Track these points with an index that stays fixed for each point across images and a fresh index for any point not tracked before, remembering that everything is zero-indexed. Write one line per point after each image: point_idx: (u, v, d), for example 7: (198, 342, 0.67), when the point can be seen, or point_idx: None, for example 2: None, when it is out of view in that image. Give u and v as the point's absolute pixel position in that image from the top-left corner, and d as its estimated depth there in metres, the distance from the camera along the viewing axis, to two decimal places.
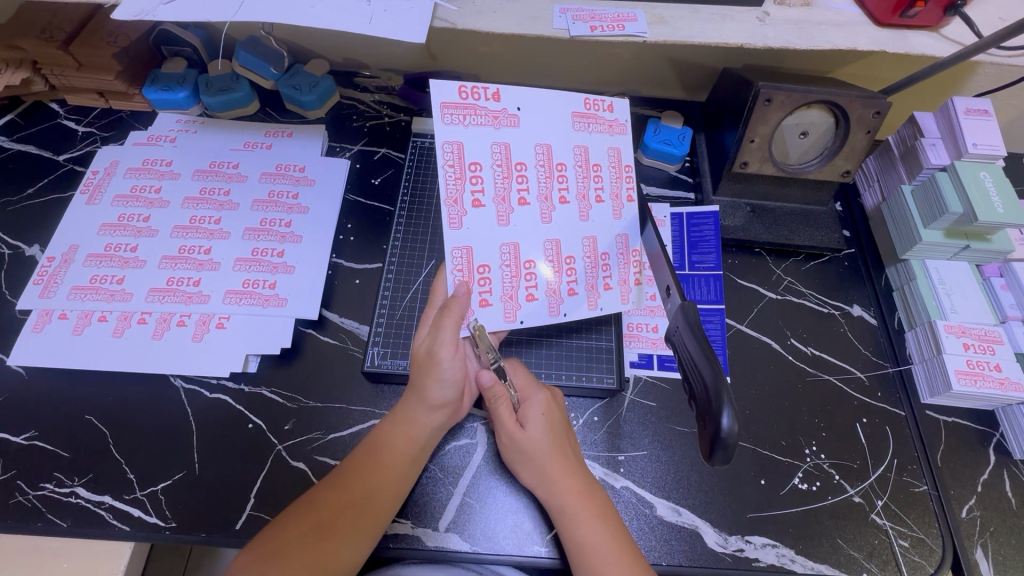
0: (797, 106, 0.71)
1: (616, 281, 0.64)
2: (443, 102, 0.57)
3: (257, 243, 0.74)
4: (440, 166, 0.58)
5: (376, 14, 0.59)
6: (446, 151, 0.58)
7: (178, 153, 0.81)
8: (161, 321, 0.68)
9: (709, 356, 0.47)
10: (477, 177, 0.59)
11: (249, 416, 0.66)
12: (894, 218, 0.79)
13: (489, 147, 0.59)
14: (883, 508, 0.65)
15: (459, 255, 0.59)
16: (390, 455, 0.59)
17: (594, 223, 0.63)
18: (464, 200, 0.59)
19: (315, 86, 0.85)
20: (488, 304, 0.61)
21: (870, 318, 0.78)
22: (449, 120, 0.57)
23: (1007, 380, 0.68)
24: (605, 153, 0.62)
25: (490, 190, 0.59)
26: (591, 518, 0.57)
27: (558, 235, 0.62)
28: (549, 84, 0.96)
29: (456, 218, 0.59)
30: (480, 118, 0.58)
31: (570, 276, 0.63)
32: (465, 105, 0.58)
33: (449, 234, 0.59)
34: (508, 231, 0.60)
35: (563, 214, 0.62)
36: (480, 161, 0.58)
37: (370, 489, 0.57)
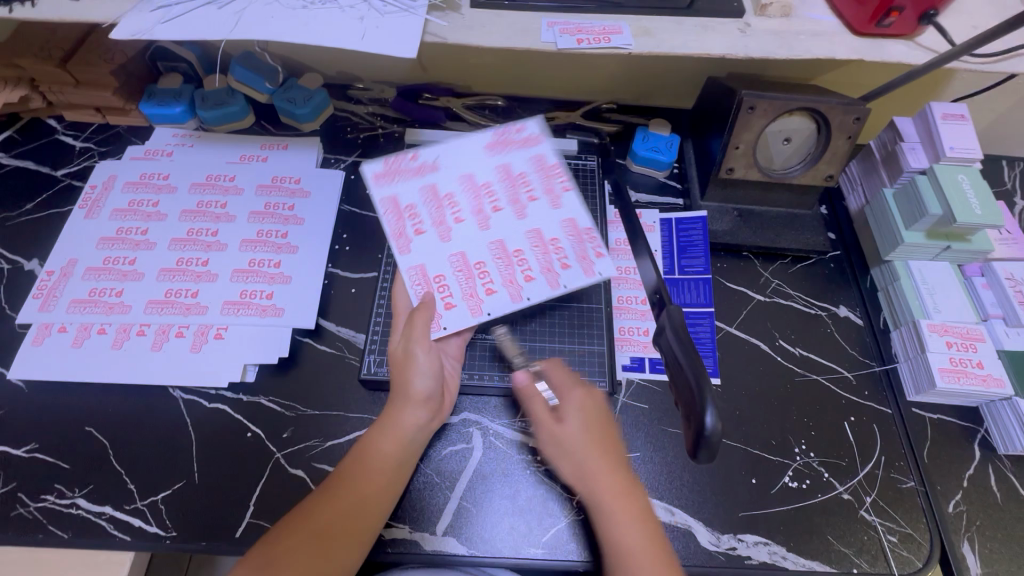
0: (779, 114, 0.73)
1: (573, 259, 0.69)
2: (374, 172, 0.72)
3: (253, 254, 0.75)
4: (382, 213, 0.70)
5: (368, 30, 0.61)
6: (385, 203, 0.70)
7: (175, 167, 0.82)
8: (160, 332, 0.69)
9: (690, 360, 0.49)
10: (415, 216, 0.70)
11: (248, 425, 0.66)
12: (877, 220, 0.81)
13: (420, 191, 0.71)
14: (872, 504, 0.67)
15: (414, 274, 0.67)
16: (384, 459, 0.60)
17: (532, 218, 0.71)
18: (409, 233, 0.69)
19: (308, 100, 0.87)
20: (451, 306, 0.66)
21: (856, 318, 0.80)
22: (381, 181, 0.71)
23: (989, 376, 0.70)
24: (528, 162, 0.73)
25: (429, 219, 0.70)
26: (632, 519, 0.56)
27: (500, 236, 0.70)
28: (539, 94, 0.98)
29: (404, 246, 0.69)
30: (406, 173, 0.72)
31: (525, 268, 0.68)
32: (392, 170, 0.72)
33: (400, 261, 0.68)
34: (454, 246, 0.69)
35: (500, 219, 0.70)
36: (414, 202, 0.71)
37: (364, 495, 0.57)
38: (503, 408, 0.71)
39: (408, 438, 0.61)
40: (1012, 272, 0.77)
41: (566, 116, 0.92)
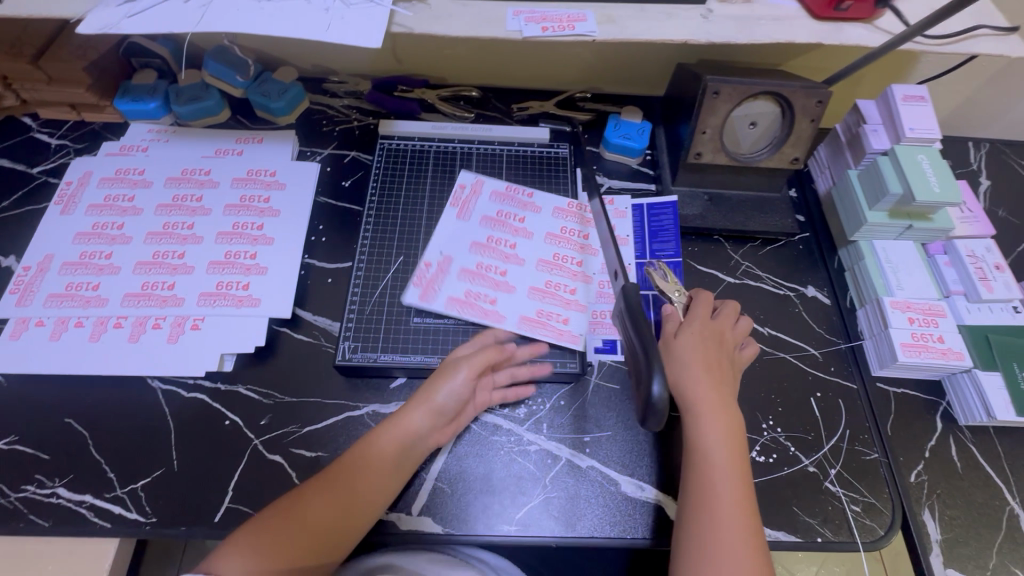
0: (743, 98, 0.75)
1: (586, 228, 0.82)
2: (416, 296, 0.73)
3: (229, 246, 0.76)
4: (459, 314, 0.73)
5: (333, 21, 0.62)
6: (450, 304, 0.73)
7: (151, 162, 0.83)
8: (137, 324, 0.70)
9: (642, 329, 0.50)
10: (481, 297, 0.74)
11: (226, 413, 0.68)
12: (843, 202, 0.83)
13: (459, 281, 0.75)
14: (836, 476, 0.69)
15: (526, 323, 0.73)
16: (380, 457, 0.61)
17: (534, 229, 0.81)
18: (489, 308, 0.74)
19: (283, 93, 0.88)
20: (567, 320, 0.74)
21: (824, 297, 0.82)
22: (427, 295, 0.73)
23: (949, 350, 0.72)
24: (491, 203, 0.83)
25: (487, 289, 0.75)
26: (719, 425, 0.61)
27: (535, 256, 0.79)
28: (513, 85, 0.99)
29: (495, 317, 0.73)
30: (435, 276, 0.75)
31: (571, 259, 0.80)
32: (426, 283, 0.75)
33: (508, 327, 0.73)
34: (523, 285, 0.76)
35: (523, 243, 0.80)
36: (468, 289, 0.75)
37: (360, 492, 0.59)
38: None
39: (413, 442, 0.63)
40: (973, 249, 0.79)
41: (539, 107, 0.95)
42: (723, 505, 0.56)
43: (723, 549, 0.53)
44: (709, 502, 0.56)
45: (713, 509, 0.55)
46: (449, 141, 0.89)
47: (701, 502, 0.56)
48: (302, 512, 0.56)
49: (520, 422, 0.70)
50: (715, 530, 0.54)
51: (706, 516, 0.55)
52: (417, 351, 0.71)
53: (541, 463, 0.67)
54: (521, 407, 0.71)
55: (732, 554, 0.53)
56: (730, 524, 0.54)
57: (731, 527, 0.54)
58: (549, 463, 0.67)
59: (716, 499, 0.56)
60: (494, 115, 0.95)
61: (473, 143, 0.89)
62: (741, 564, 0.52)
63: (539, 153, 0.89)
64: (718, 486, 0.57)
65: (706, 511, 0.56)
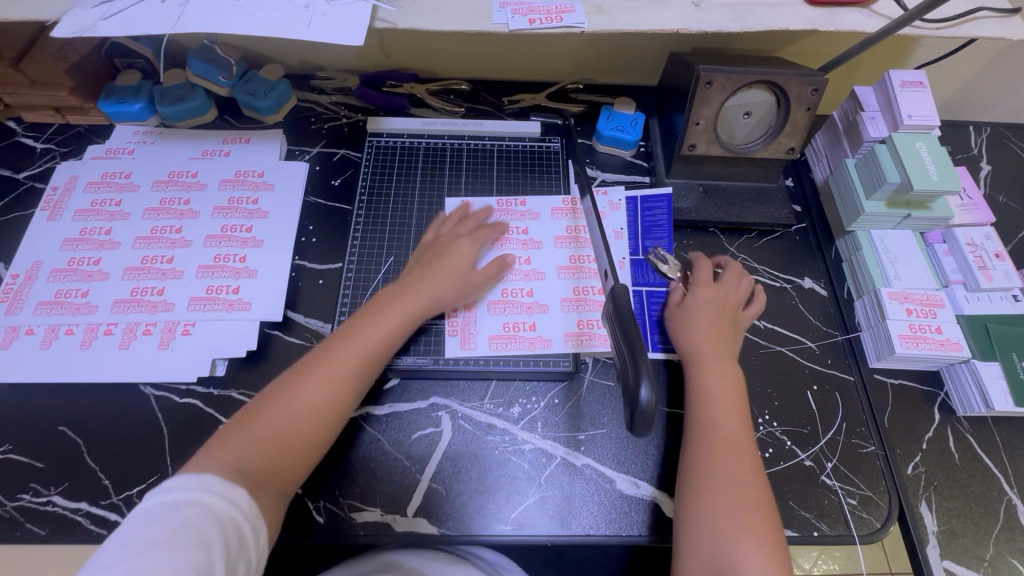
0: (737, 88, 0.74)
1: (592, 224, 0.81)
2: (455, 346, 0.71)
3: (218, 250, 0.75)
4: (506, 351, 0.71)
5: (314, 19, 0.61)
6: (494, 344, 0.71)
7: (137, 165, 0.81)
8: (127, 331, 0.69)
9: (629, 331, 0.48)
10: (520, 326, 0.73)
11: (220, 418, 0.67)
12: (840, 192, 0.81)
13: (492, 316, 0.73)
14: (832, 469, 0.68)
15: (572, 339, 0.72)
16: (367, 342, 0.62)
17: (537, 233, 0.80)
18: (533, 335, 0.72)
19: (270, 91, 0.87)
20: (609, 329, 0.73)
21: (820, 289, 0.81)
22: (465, 342, 0.71)
23: (947, 341, 0.71)
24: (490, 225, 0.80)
25: (522, 315, 0.74)
26: (720, 374, 0.64)
27: (553, 265, 0.77)
28: (504, 77, 0.97)
29: (541, 342, 0.72)
30: (467, 320, 0.73)
31: (589, 259, 0.78)
32: (461, 330, 0.72)
33: (558, 348, 0.71)
34: (554, 298, 0.75)
35: (536, 254, 0.78)
36: (505, 322, 0.73)
37: (352, 373, 0.60)
38: (473, 392, 0.71)
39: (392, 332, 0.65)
40: (973, 238, 0.78)
41: (531, 99, 0.93)
42: (726, 440, 0.59)
43: (728, 477, 0.56)
44: (714, 439, 0.59)
45: (719, 446, 0.59)
46: (439, 137, 0.88)
47: (706, 437, 0.60)
48: (293, 395, 0.58)
49: (515, 421, 0.69)
50: (722, 463, 0.57)
51: (712, 451, 0.58)
52: (409, 352, 0.71)
53: (536, 462, 0.67)
54: (515, 406, 0.71)
55: (738, 483, 0.56)
56: (734, 458, 0.58)
57: (735, 461, 0.57)
58: (543, 461, 0.67)
59: (720, 435, 0.59)
60: (486, 108, 0.93)
61: (463, 139, 0.88)
62: (746, 489, 0.55)
63: (530, 148, 0.88)
64: (721, 424, 0.60)
65: (711, 447, 0.59)
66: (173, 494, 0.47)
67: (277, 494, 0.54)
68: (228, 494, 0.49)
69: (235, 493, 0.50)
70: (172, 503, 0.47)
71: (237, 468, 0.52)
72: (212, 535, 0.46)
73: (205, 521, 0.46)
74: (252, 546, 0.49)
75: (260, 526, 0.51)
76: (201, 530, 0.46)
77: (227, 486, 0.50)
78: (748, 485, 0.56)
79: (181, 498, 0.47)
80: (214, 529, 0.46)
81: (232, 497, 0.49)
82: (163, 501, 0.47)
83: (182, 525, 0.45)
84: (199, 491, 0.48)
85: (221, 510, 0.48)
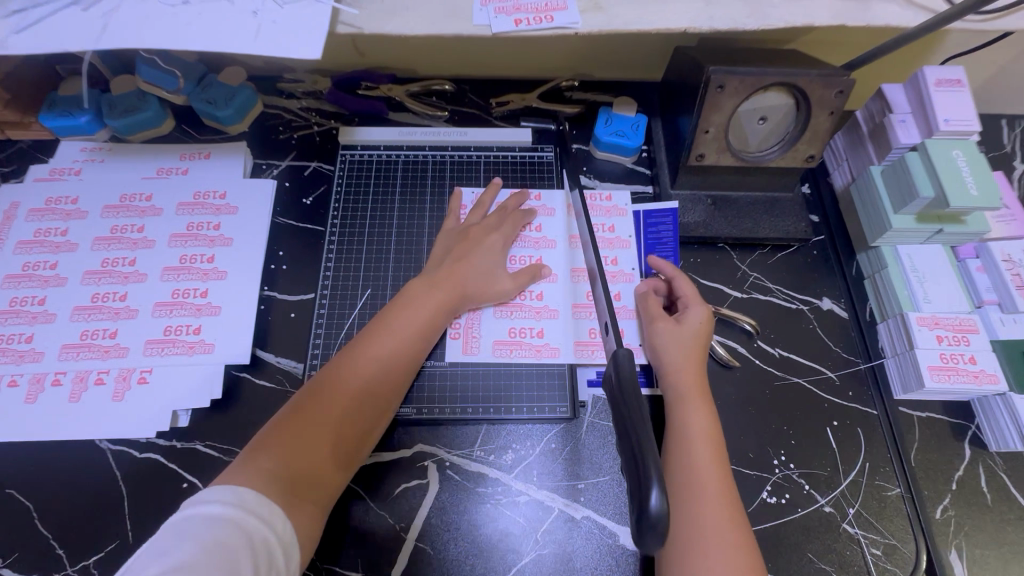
0: (752, 91, 0.65)
1: (607, 219, 0.77)
2: (454, 348, 0.68)
3: (177, 284, 0.68)
4: (511, 359, 0.68)
5: (263, 27, 0.52)
6: (499, 349, 0.69)
7: (85, 188, 0.73)
8: (77, 381, 0.63)
9: (630, 412, 0.41)
10: (526, 332, 0.70)
11: (184, 476, 0.61)
12: (863, 202, 0.74)
13: (498, 320, 0.70)
14: (855, 516, 0.63)
15: (582, 349, 0.69)
16: (401, 342, 0.62)
17: (551, 230, 0.76)
18: (540, 342, 0.69)
19: (232, 100, 0.78)
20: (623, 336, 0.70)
21: (840, 310, 0.74)
22: (467, 347, 0.69)
23: (982, 373, 0.65)
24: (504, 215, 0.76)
25: (530, 320, 0.71)
26: (703, 412, 0.60)
27: (564, 266, 0.74)
28: (491, 75, 0.88)
29: (551, 351, 0.69)
30: (471, 322, 0.70)
31: (605, 260, 0.74)
32: (465, 333, 0.69)
33: (566, 357, 0.68)
34: (565, 304, 0.72)
35: (550, 254, 0.75)
36: (513, 325, 0.70)
37: (392, 368, 0.60)
38: (462, 437, 0.65)
39: (426, 325, 0.64)
40: (1010, 253, 0.70)
41: (521, 100, 0.84)
42: (706, 491, 0.54)
43: (703, 533, 0.52)
44: (693, 488, 0.55)
45: (697, 495, 0.54)
46: (419, 149, 0.80)
47: (684, 485, 0.55)
48: (331, 398, 0.57)
49: (508, 470, 0.63)
50: (701, 517, 0.53)
51: (688, 502, 0.54)
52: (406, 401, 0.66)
53: (532, 517, 0.61)
54: (508, 452, 0.64)
55: (715, 540, 0.51)
56: (715, 510, 0.53)
57: (714, 513, 0.53)
58: (541, 515, 0.61)
59: (700, 484, 0.55)
60: (473, 111, 0.85)
61: (446, 150, 0.80)
62: (722, 548, 0.51)
63: (519, 158, 0.81)
64: (701, 473, 0.55)
65: (689, 497, 0.54)
66: (207, 507, 0.47)
67: (320, 501, 0.54)
68: (262, 511, 0.48)
69: (268, 508, 0.49)
70: (204, 517, 0.46)
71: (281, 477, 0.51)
72: (240, 555, 0.44)
73: (235, 539, 0.45)
74: (282, 564, 0.47)
75: (294, 540, 0.49)
76: (230, 548, 0.44)
77: (260, 501, 0.48)
78: (726, 543, 0.51)
79: (215, 512, 0.46)
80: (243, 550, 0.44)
81: (265, 513, 0.48)
82: (198, 515, 0.46)
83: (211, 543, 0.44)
84: (232, 505, 0.47)
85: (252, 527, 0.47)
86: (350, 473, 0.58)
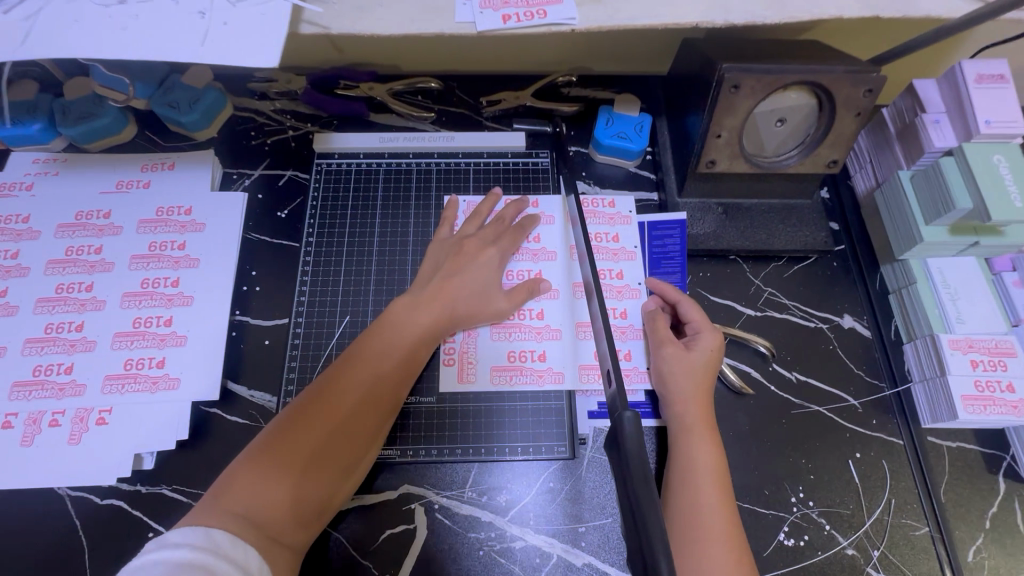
0: (770, 91, 0.59)
1: (609, 228, 0.70)
2: (448, 375, 0.63)
3: (138, 311, 0.63)
4: (511, 386, 0.63)
5: (212, 29, 0.45)
6: (496, 376, 0.63)
7: (37, 205, 0.67)
8: (30, 423, 0.58)
9: (638, 497, 0.38)
10: (525, 356, 0.64)
11: (148, 524, 0.56)
12: (890, 210, 0.67)
13: (495, 344, 0.65)
14: (879, 559, 0.58)
15: (587, 373, 0.63)
16: (387, 368, 0.56)
17: (548, 241, 0.70)
18: (542, 367, 0.64)
19: (196, 102, 0.71)
20: (630, 359, 0.64)
21: (863, 328, 0.68)
22: (462, 376, 0.63)
23: (1020, 402, 0.59)
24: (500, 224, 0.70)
25: (530, 342, 0.65)
26: (708, 446, 0.54)
27: (564, 281, 0.68)
28: (481, 72, 0.80)
29: (554, 376, 0.63)
30: (466, 345, 0.64)
31: (609, 274, 0.68)
32: (459, 359, 0.64)
33: (570, 382, 0.63)
34: (567, 323, 0.66)
35: (549, 268, 0.68)
36: (513, 348, 0.64)
37: (386, 384, 0.55)
38: (453, 476, 0.60)
39: (421, 339, 0.59)
40: None
41: (514, 99, 0.77)
42: (711, 533, 0.49)
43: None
44: (698, 530, 0.49)
45: (702, 539, 0.48)
46: (402, 156, 0.74)
47: (689, 527, 0.49)
48: (312, 429, 0.51)
49: (502, 512, 0.58)
50: (706, 563, 0.47)
51: (692, 546, 0.48)
52: (396, 440, 0.61)
53: (529, 565, 0.56)
54: (501, 493, 0.59)
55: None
56: (723, 562, 0.47)
57: (723, 563, 0.47)
58: (538, 563, 0.56)
59: (704, 526, 0.49)
60: (462, 112, 0.78)
61: (432, 157, 0.74)
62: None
63: (511, 165, 0.74)
64: (706, 513, 0.50)
65: (694, 541, 0.48)
66: (175, 552, 0.41)
67: (296, 547, 0.49)
68: (237, 556, 0.43)
69: (244, 551, 0.43)
70: (172, 564, 0.40)
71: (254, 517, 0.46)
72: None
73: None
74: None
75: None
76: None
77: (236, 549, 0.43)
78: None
79: (184, 558, 0.40)
80: None
81: (240, 559, 0.43)
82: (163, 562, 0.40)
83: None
84: (204, 550, 0.41)
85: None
86: (331, 512, 0.53)
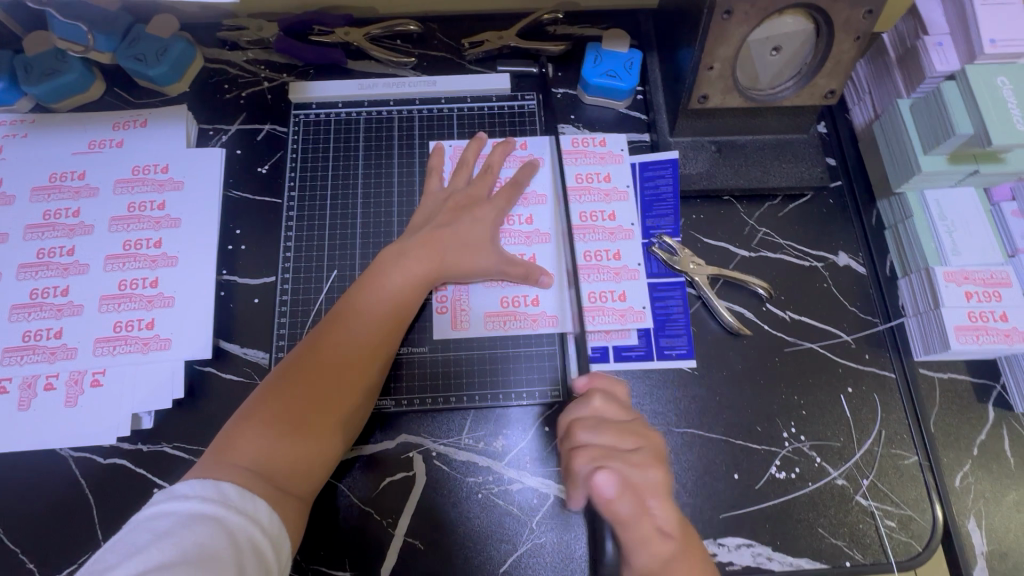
0: (765, 17, 0.56)
1: (602, 168, 0.68)
2: (439, 323, 0.63)
3: (123, 274, 0.62)
4: (505, 332, 0.63)
5: None
6: (490, 322, 0.63)
7: (7, 169, 0.65)
8: (25, 387, 0.58)
9: None
10: (517, 301, 0.64)
11: (152, 480, 0.57)
12: (888, 140, 0.65)
13: (488, 291, 0.64)
14: (869, 488, 0.59)
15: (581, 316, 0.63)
16: (380, 320, 0.55)
17: (538, 185, 0.68)
18: (536, 311, 0.63)
19: (165, 54, 0.68)
20: (625, 299, 0.64)
21: (858, 265, 0.67)
22: (453, 322, 0.63)
23: (1013, 331, 0.59)
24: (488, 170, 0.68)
25: (523, 287, 0.64)
26: None
27: (555, 225, 0.66)
28: (462, 11, 0.76)
29: (549, 319, 0.63)
30: (458, 293, 0.64)
31: (601, 216, 0.67)
32: (450, 308, 0.64)
33: (565, 326, 0.63)
34: (559, 267, 0.65)
35: (540, 212, 0.67)
36: (505, 293, 0.64)
37: (381, 336, 0.55)
38: (450, 425, 0.61)
39: (412, 290, 0.58)
40: None
41: (497, 39, 0.73)
42: None
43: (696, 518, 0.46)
44: None
45: None
46: (382, 104, 0.71)
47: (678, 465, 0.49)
48: (309, 385, 0.51)
49: (499, 457, 0.59)
50: None
51: None
52: (390, 392, 0.61)
53: (526, 505, 0.58)
54: (498, 438, 0.60)
55: None
56: None
57: None
58: (535, 504, 0.58)
59: None
60: (443, 55, 0.74)
61: (414, 104, 0.71)
62: None
63: (496, 109, 0.72)
64: None
65: None
66: (183, 504, 0.41)
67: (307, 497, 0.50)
68: (246, 508, 0.43)
69: (254, 502, 0.43)
70: (181, 517, 0.40)
71: (261, 471, 0.46)
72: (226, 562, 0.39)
73: (218, 541, 0.40)
74: (272, 561, 0.43)
75: (284, 537, 0.45)
76: (212, 552, 0.39)
77: (242, 493, 0.43)
78: None
79: (192, 510, 0.41)
80: (222, 541, 0.40)
81: (250, 509, 0.43)
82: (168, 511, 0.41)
83: (189, 546, 0.39)
84: (213, 502, 0.42)
85: (230, 520, 0.41)
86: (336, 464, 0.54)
